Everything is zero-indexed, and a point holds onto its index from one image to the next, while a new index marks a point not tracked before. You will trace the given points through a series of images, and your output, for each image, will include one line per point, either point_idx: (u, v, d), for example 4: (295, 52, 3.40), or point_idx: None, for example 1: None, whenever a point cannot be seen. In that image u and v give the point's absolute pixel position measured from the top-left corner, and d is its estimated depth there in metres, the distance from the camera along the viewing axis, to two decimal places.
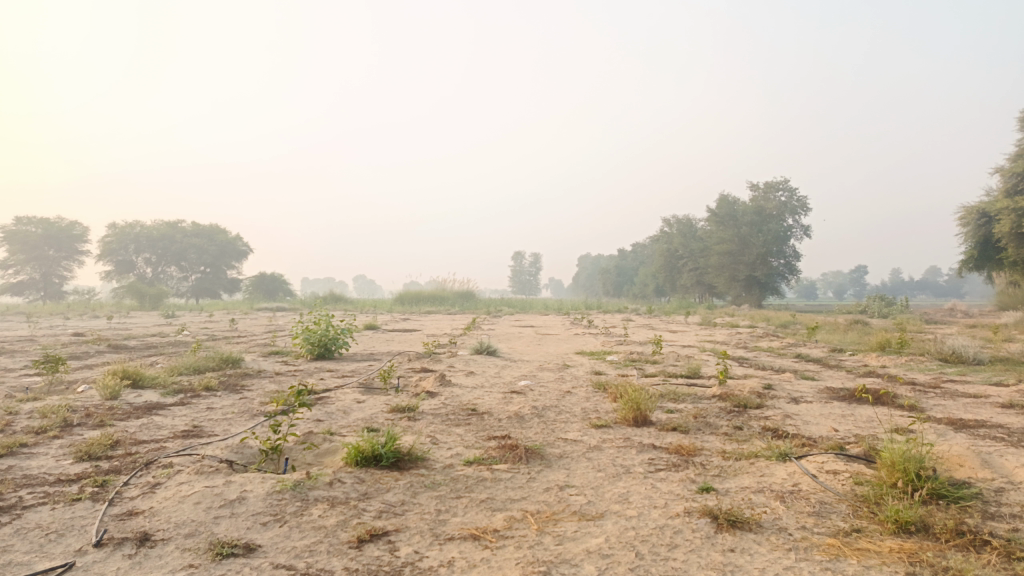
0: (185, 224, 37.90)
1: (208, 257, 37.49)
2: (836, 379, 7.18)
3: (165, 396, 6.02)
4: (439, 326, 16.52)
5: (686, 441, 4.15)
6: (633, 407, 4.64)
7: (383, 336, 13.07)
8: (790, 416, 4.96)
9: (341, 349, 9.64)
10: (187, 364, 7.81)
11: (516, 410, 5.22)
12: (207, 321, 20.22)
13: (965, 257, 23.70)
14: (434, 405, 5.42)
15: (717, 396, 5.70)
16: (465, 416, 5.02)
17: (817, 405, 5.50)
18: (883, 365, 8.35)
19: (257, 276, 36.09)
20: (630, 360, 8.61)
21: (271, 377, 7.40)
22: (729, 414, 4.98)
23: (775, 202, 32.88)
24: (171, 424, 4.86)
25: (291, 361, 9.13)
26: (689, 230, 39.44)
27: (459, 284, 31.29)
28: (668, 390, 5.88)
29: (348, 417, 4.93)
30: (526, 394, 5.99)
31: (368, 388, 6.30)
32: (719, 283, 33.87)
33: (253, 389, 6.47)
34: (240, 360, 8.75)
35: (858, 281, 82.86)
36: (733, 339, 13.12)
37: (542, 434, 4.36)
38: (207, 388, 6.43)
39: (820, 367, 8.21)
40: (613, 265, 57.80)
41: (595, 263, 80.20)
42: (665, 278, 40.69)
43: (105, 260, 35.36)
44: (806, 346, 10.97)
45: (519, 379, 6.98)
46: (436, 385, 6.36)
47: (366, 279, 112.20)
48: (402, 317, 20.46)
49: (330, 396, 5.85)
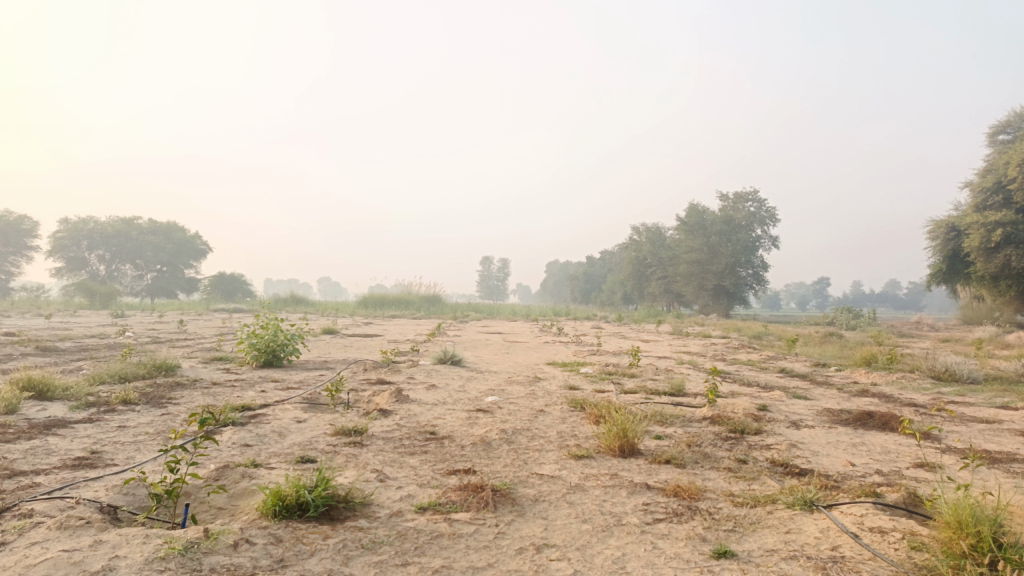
0: (141, 221, 36.35)
1: (165, 254, 36.01)
2: (831, 398, 6.59)
3: (74, 412, 5.17)
4: (402, 330, 15.77)
5: (684, 478, 3.47)
6: (618, 434, 3.96)
7: (342, 341, 12.22)
8: (796, 445, 4.33)
9: (291, 357, 8.83)
10: (112, 373, 6.93)
11: (481, 434, 4.48)
12: (156, 322, 19.16)
13: (933, 270, 23.65)
14: (386, 427, 4.66)
15: (708, 418, 5.06)
16: (421, 441, 4.29)
17: (822, 431, 4.86)
18: (875, 383, 7.79)
19: (216, 276, 34.84)
20: (606, 372, 7.95)
21: (205, 389, 6.56)
22: (726, 443, 4.32)
23: (744, 212, 32.69)
24: (66, 448, 4.02)
25: (235, 369, 8.28)
26: (658, 238, 39.15)
27: (425, 287, 30.49)
28: (654, 411, 5.21)
29: (282, 443, 4.16)
30: (494, 413, 5.27)
31: (312, 405, 5.50)
32: (687, 292, 33.58)
33: (181, 403, 5.65)
34: (177, 366, 7.89)
35: (821, 293, 84.12)
36: (710, 350, 12.54)
37: (511, 468, 3.65)
38: (126, 401, 5.58)
39: (810, 384, 7.61)
40: (581, 271, 57.42)
41: (562, 270, 80.12)
42: (633, 285, 40.36)
43: (55, 256, 33.75)
44: (788, 359, 10.42)
45: (485, 394, 6.22)
46: (391, 401, 5.59)
47: (331, 282, 110.57)
48: (365, 321, 19.64)
49: (267, 414, 5.07)
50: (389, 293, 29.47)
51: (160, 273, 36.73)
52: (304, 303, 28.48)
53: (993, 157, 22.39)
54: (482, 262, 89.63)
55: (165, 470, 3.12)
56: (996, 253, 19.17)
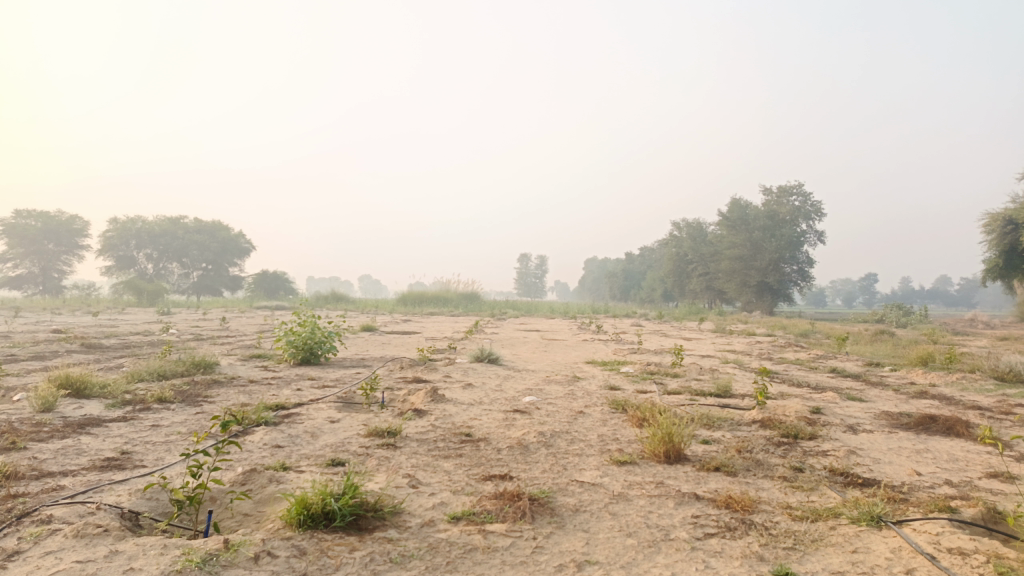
0: (187, 221, 37.05)
1: (210, 253, 36.62)
2: (887, 400, 6.24)
3: (109, 410, 5.13)
4: (440, 328, 15.69)
5: (735, 487, 3.24)
6: (663, 439, 3.74)
7: (380, 339, 12.17)
8: (855, 452, 4.05)
9: (328, 354, 8.77)
10: (151, 370, 6.94)
11: (518, 437, 4.29)
12: (200, 319, 19.42)
13: (988, 265, 22.74)
14: (421, 428, 4.51)
15: (759, 421, 4.79)
16: (456, 443, 4.13)
17: (882, 436, 4.56)
18: (934, 384, 7.39)
19: (259, 273, 35.32)
20: (648, 372, 7.70)
21: (241, 387, 6.50)
22: (780, 449, 4.06)
23: (789, 206, 31.87)
24: (97, 448, 3.96)
25: (273, 366, 8.24)
26: (699, 234, 38.49)
27: (463, 285, 30.44)
28: (699, 413, 4.96)
29: (314, 444, 4.05)
30: (532, 414, 5.09)
31: (346, 404, 5.38)
32: (729, 288, 32.92)
33: (216, 401, 5.60)
34: (215, 364, 7.87)
35: (868, 289, 81.99)
36: (755, 348, 12.15)
37: (550, 474, 3.45)
38: (161, 399, 5.53)
39: (864, 385, 7.25)
40: (621, 268, 56.88)
41: (601, 267, 79.53)
42: (674, 282, 39.74)
43: (105, 255, 34.60)
44: (838, 358, 10.01)
45: (523, 394, 6.03)
46: (426, 401, 5.44)
47: (371, 280, 111.58)
48: (404, 318, 19.66)
49: (300, 414, 4.97)
50: (428, 291, 29.48)
51: (206, 271, 37.38)
52: (344, 301, 28.67)
53: None
54: (520, 259, 89.47)
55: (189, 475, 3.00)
56: None
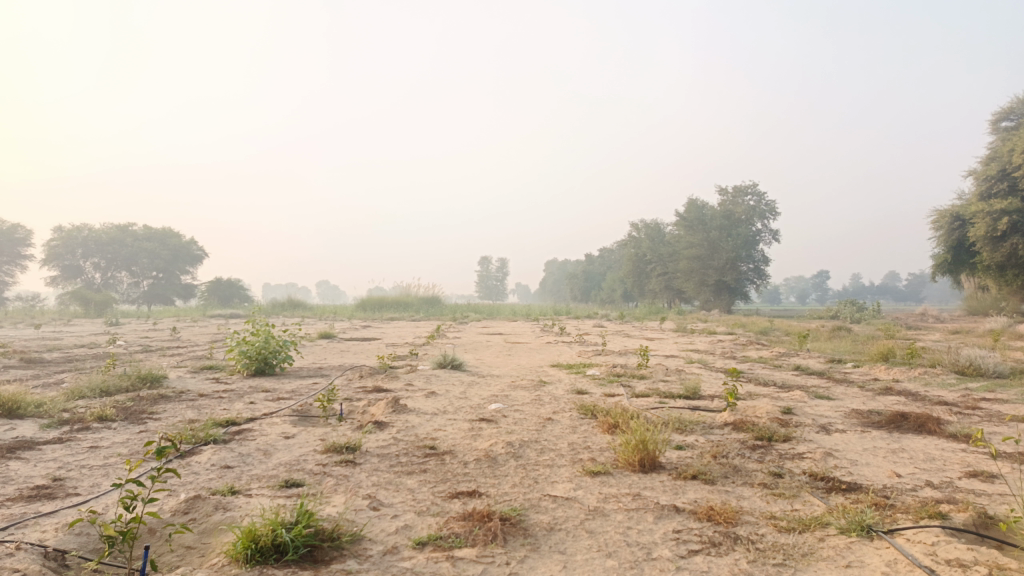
0: (136, 228, 35.91)
1: (161, 261, 35.54)
2: (855, 398, 6.19)
3: (44, 431, 4.77)
4: (401, 334, 15.38)
5: (717, 497, 3.08)
6: (637, 447, 3.58)
7: (338, 346, 11.84)
8: (831, 455, 3.94)
9: (284, 364, 8.44)
10: (93, 387, 6.54)
11: (485, 448, 4.08)
12: (149, 330, 18.71)
13: (938, 261, 23.28)
14: (382, 441, 4.28)
15: (731, 423, 4.67)
16: (420, 458, 3.90)
17: (856, 436, 4.47)
18: (898, 380, 7.40)
19: (212, 281, 34.41)
20: (615, 374, 7.56)
21: (190, 402, 6.15)
22: (756, 453, 3.93)
23: (744, 206, 32.27)
24: (25, 475, 3.62)
25: (225, 378, 7.88)
26: (657, 234, 38.78)
27: (423, 289, 30.06)
28: (671, 416, 4.82)
29: (267, 463, 3.78)
30: (498, 423, 4.88)
31: (302, 418, 5.11)
32: (687, 288, 33.17)
33: (163, 418, 5.27)
34: (163, 377, 7.47)
35: (822, 286, 83.81)
36: (718, 347, 12.12)
37: (521, 489, 3.26)
38: (102, 418, 5.18)
39: (830, 383, 7.21)
40: (580, 269, 57.02)
41: (561, 269, 79.68)
42: (634, 283, 39.91)
43: (49, 265, 33.32)
44: (800, 356, 10.02)
45: (488, 402, 5.82)
46: (387, 412, 5.20)
47: (329, 286, 109.96)
48: (362, 324, 19.25)
49: (253, 430, 4.68)
50: (388, 295, 29.04)
51: (156, 280, 36.24)
52: (302, 307, 28.06)
53: (997, 144, 21.96)
54: (480, 263, 89.21)
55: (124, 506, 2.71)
56: (1003, 242, 18.74)
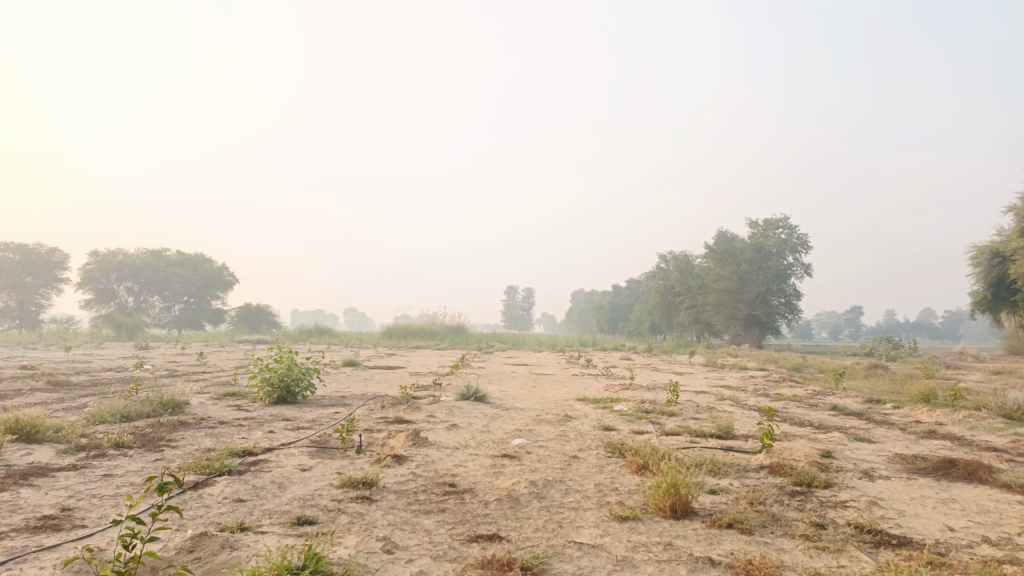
0: (169, 253, 36.52)
1: (192, 286, 36.00)
2: (897, 441, 5.89)
3: (60, 457, 4.69)
4: (425, 363, 15.26)
5: (755, 550, 2.86)
6: (668, 491, 3.37)
7: (362, 374, 11.74)
8: (876, 504, 3.70)
9: (306, 393, 8.34)
10: (115, 412, 6.48)
11: (507, 487, 3.89)
12: (177, 355, 18.82)
13: (976, 298, 22.64)
14: (400, 477, 4.11)
15: (766, 466, 4.44)
16: (438, 496, 3.73)
17: (901, 483, 4.21)
18: (941, 423, 7.07)
19: (242, 307, 34.74)
20: (643, 411, 7.33)
21: (210, 429, 6.06)
22: (795, 500, 3.70)
23: (775, 239, 31.75)
24: (34, 504, 3.52)
25: (246, 406, 7.80)
26: (686, 267, 38.40)
27: (450, 318, 30.01)
28: (703, 457, 4.59)
29: (281, 497, 3.64)
30: (522, 460, 4.70)
31: (320, 450, 4.97)
32: (717, 321, 32.69)
33: (180, 446, 5.17)
34: (184, 404, 7.39)
35: (854, 322, 82.28)
36: (750, 383, 11.79)
37: (544, 533, 3.07)
38: (118, 445, 5.09)
39: (869, 424, 6.90)
40: (608, 300, 56.64)
41: (588, 300, 79.28)
42: (661, 315, 39.45)
43: (84, 288, 33.91)
44: (836, 395, 9.67)
45: (511, 436, 5.64)
46: (407, 445, 5.04)
47: (357, 314, 110.61)
48: (388, 352, 19.15)
49: (269, 461, 4.55)
50: (414, 324, 29.03)
51: (188, 304, 36.68)
52: (328, 334, 28.14)
53: None
54: (507, 293, 89.17)
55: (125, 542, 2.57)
56: None
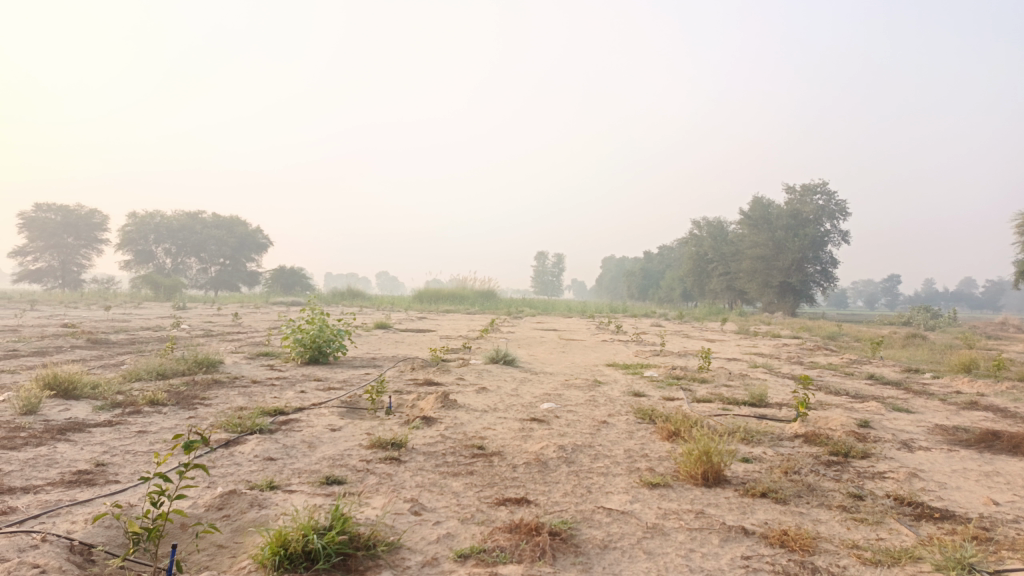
0: (205, 216, 36.98)
1: (228, 249, 36.49)
2: (936, 412, 5.74)
3: (97, 413, 4.78)
4: (456, 326, 15.31)
5: (790, 521, 2.78)
6: (700, 458, 3.30)
7: (393, 337, 11.82)
8: (915, 476, 3.59)
9: (338, 354, 8.41)
10: (151, 369, 6.59)
11: (535, 451, 3.86)
12: (213, 315, 19.13)
13: (1022, 268, 21.93)
14: (429, 438, 4.10)
15: (801, 435, 4.34)
16: (467, 458, 3.71)
17: (942, 454, 4.09)
18: (983, 393, 6.88)
19: (276, 269, 35.17)
20: (674, 377, 7.25)
21: (243, 388, 6.13)
22: (831, 470, 3.61)
23: (813, 205, 30.48)
24: (70, 458, 3.57)
25: (279, 366, 7.89)
26: (720, 233, 37.76)
27: (480, 282, 30.03)
28: (736, 425, 4.51)
29: (310, 457, 3.65)
30: (551, 424, 4.67)
31: (350, 410, 4.99)
32: (750, 289, 32.30)
33: (213, 403, 5.23)
34: (218, 363, 7.50)
35: (892, 291, 80.76)
36: (784, 352, 11.62)
37: (573, 498, 3.03)
38: (153, 402, 5.16)
39: (907, 394, 6.75)
40: (639, 266, 56.24)
41: (619, 266, 78.86)
42: (693, 282, 38.98)
43: (124, 250, 34.59)
44: (873, 364, 9.48)
45: (541, 400, 5.60)
46: (437, 407, 5.03)
47: (388, 278, 111.53)
48: (419, 316, 19.26)
49: (300, 420, 4.58)
50: (445, 288, 29.12)
51: (223, 266, 37.23)
52: (360, 297, 28.38)
53: None
54: (538, 258, 89.05)
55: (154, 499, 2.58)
56: None
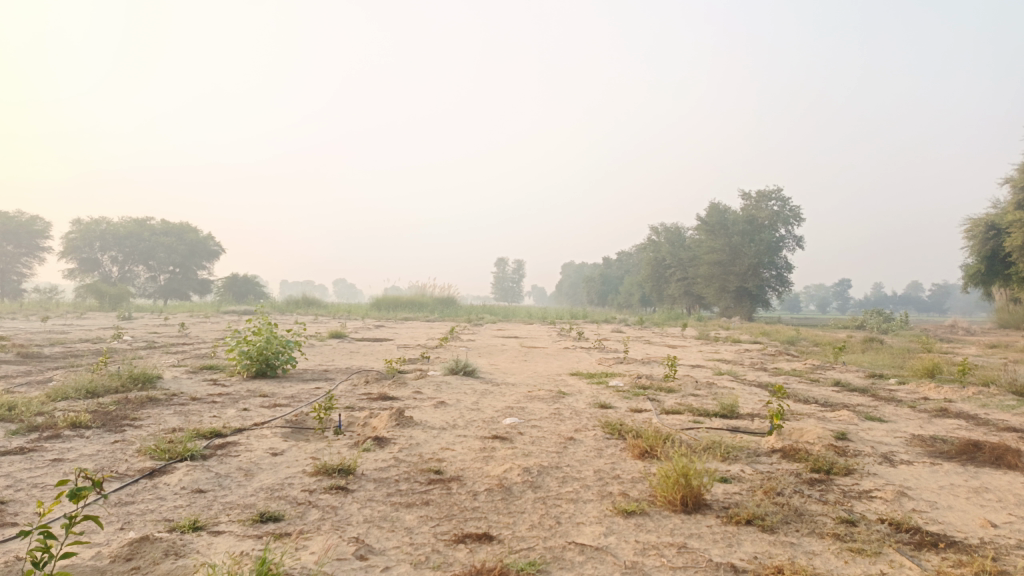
0: (155, 222, 35.73)
1: (178, 256, 35.32)
2: (910, 420, 5.59)
3: (9, 438, 4.29)
4: (413, 335, 14.89)
5: (784, 556, 2.49)
6: (678, 482, 3.01)
7: (347, 347, 11.34)
8: (904, 495, 3.35)
9: (287, 366, 7.95)
10: (80, 386, 6.06)
11: (498, 476, 3.52)
12: (158, 325, 18.30)
13: (970, 272, 22.43)
14: (380, 463, 3.74)
15: (779, 450, 4.09)
16: (423, 485, 3.36)
17: (926, 469, 3.88)
18: (951, 399, 6.77)
19: (229, 277, 34.15)
20: (640, 386, 7.00)
21: (180, 406, 5.65)
22: (816, 490, 3.35)
23: (768, 212, 31.21)
24: None
25: (223, 380, 7.40)
26: (678, 239, 37.98)
27: (439, 289, 29.60)
28: (710, 440, 4.25)
29: (246, 488, 3.26)
30: (514, 442, 4.34)
31: (296, 431, 4.59)
32: (707, 294, 32.44)
33: (144, 425, 4.76)
34: (156, 378, 6.97)
35: (843, 295, 82.57)
36: (747, 358, 11.49)
37: (540, 532, 2.71)
38: (75, 425, 4.67)
39: (877, 402, 6.59)
40: (598, 272, 56.33)
41: (579, 271, 78.98)
42: (652, 288, 39.12)
43: (67, 258, 33.16)
44: (837, 370, 9.38)
45: (503, 415, 5.25)
46: (390, 425, 4.66)
47: (346, 285, 109.97)
48: (376, 324, 18.75)
49: (238, 444, 4.16)
50: (403, 295, 28.60)
51: (173, 274, 36.04)
52: (315, 305, 27.68)
53: None
54: (498, 264, 88.75)
55: (38, 553, 2.15)
56: None
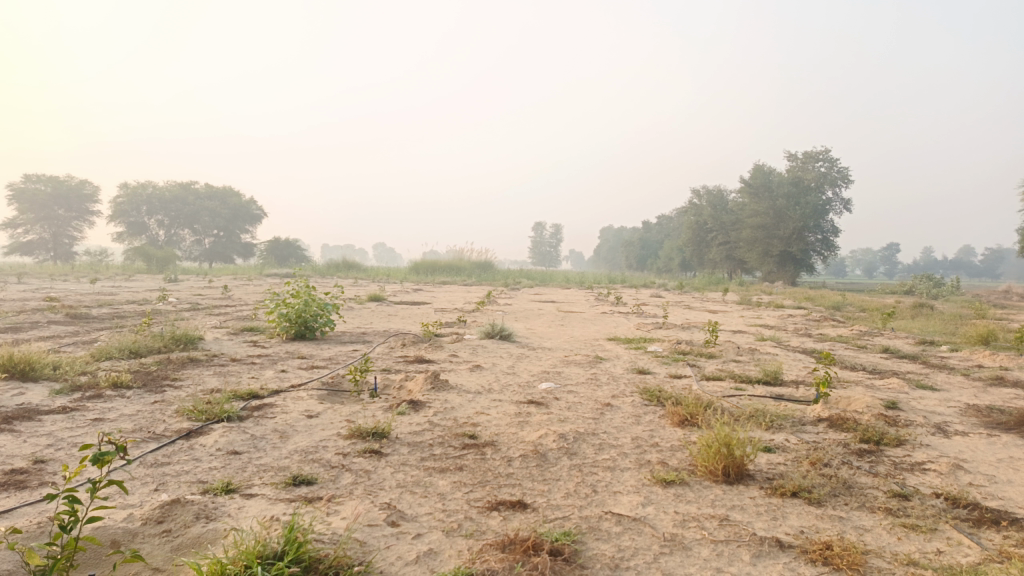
0: (199, 187, 36.26)
1: (222, 220, 35.92)
2: (964, 389, 5.36)
3: (53, 397, 4.36)
4: (452, 298, 14.90)
5: (833, 531, 2.37)
6: (720, 452, 2.90)
7: (385, 310, 11.37)
8: (960, 467, 3.19)
9: (325, 329, 7.98)
10: (123, 347, 6.16)
11: (533, 442, 3.45)
12: (203, 288, 18.62)
13: None
14: (415, 426, 3.69)
15: (826, 419, 3.94)
16: (457, 449, 3.31)
17: (982, 441, 3.70)
18: (1008, 368, 6.49)
19: (271, 241, 34.57)
20: (680, 352, 6.86)
21: (219, 368, 5.70)
22: (865, 462, 3.21)
23: (815, 173, 30.25)
24: (7, 454, 3.15)
25: (263, 342, 7.47)
26: (720, 201, 37.17)
27: (477, 253, 29.56)
28: (753, 407, 4.11)
29: (280, 449, 3.25)
30: (550, 407, 4.26)
31: (332, 393, 4.58)
32: (750, 258, 31.80)
33: (183, 386, 4.81)
34: (197, 339, 7.05)
35: (891, 260, 80.35)
36: (791, 323, 11.22)
37: (577, 501, 2.63)
38: (117, 385, 4.73)
39: (928, 369, 6.35)
40: (638, 236, 55.67)
41: (618, 235, 78.26)
42: (693, 252, 38.50)
43: (115, 221, 33.84)
44: (885, 336, 9.08)
45: (539, 380, 5.18)
46: (425, 389, 4.62)
47: (386, 248, 110.84)
48: (414, 287, 18.80)
49: (274, 406, 4.17)
50: (441, 259, 28.64)
51: (217, 238, 36.73)
52: (355, 268, 27.91)
53: None
54: (537, 228, 88.33)
55: (68, 516, 2.15)
56: None
